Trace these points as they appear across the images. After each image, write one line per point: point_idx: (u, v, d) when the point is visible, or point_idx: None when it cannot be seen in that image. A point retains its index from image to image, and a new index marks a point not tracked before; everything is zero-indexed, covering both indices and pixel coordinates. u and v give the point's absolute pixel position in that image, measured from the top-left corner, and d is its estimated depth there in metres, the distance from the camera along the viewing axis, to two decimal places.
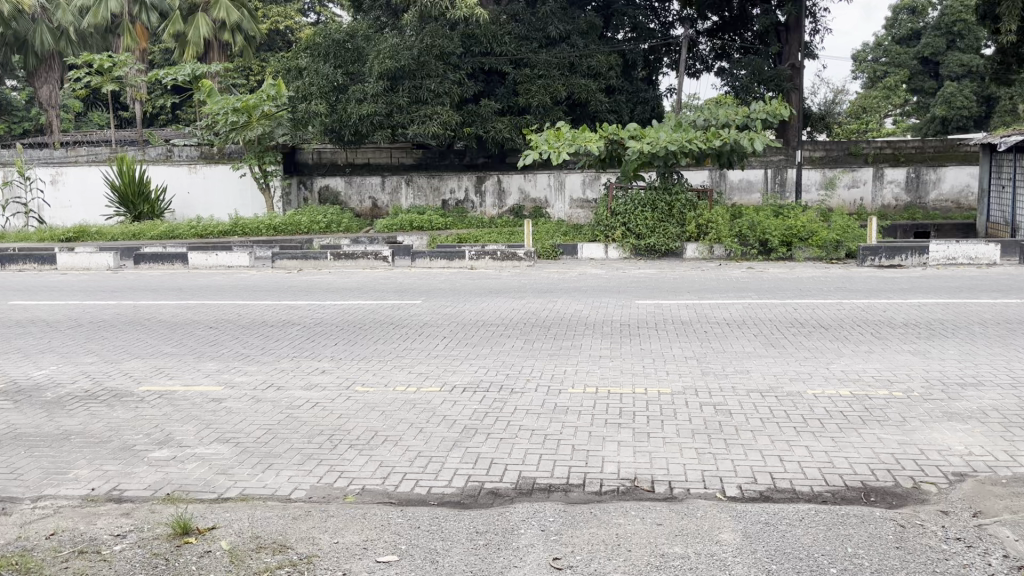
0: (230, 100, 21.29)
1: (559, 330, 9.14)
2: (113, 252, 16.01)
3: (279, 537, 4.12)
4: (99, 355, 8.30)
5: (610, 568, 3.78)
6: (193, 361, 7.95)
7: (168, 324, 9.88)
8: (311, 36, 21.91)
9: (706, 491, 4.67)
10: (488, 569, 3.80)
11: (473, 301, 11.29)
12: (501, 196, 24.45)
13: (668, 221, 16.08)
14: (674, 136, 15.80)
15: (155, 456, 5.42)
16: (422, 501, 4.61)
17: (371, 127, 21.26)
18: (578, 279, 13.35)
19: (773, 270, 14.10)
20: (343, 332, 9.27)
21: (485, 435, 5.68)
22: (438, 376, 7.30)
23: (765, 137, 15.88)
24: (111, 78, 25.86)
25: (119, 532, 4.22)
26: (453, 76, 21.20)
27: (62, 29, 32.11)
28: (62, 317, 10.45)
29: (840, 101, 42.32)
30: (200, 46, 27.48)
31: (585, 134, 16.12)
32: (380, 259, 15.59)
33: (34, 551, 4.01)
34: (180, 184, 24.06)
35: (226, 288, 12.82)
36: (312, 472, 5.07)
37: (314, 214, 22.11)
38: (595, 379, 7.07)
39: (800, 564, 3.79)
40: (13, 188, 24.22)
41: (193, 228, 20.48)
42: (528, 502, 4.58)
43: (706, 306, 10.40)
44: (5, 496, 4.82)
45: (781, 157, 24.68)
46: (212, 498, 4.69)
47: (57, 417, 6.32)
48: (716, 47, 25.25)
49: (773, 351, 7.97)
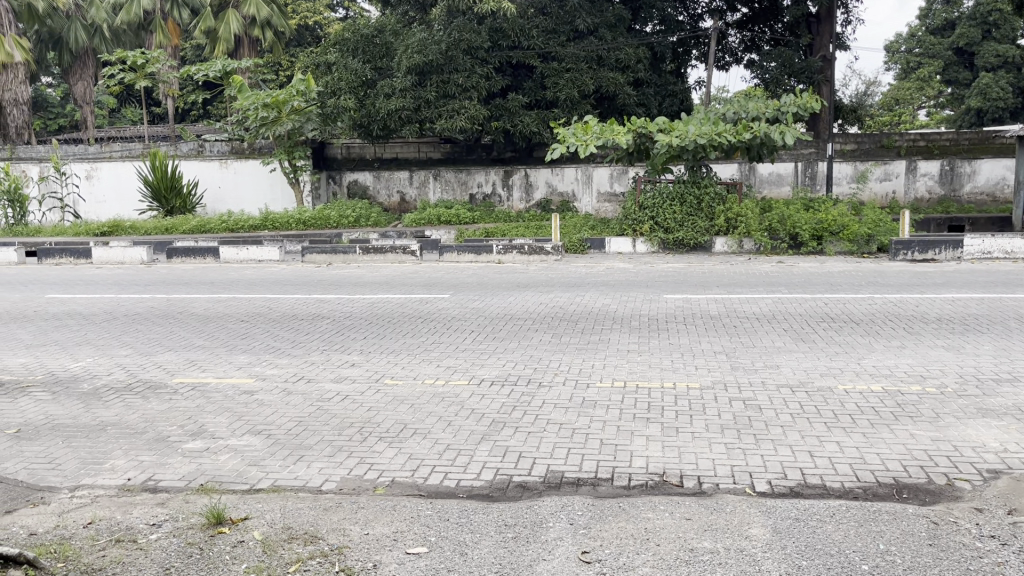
0: (261, 96, 21.45)
1: (587, 324, 9.12)
2: (146, 247, 16.26)
3: (310, 528, 4.17)
4: (134, 348, 8.44)
5: (639, 562, 3.78)
6: (225, 354, 8.06)
7: (200, 317, 10.01)
8: (340, 32, 21.99)
9: (735, 486, 4.65)
10: (517, 562, 3.81)
11: (499, 295, 11.28)
12: (528, 190, 24.45)
13: (697, 215, 16.00)
14: (703, 128, 15.68)
15: (189, 447, 5.51)
16: (451, 494, 4.65)
17: (399, 123, 21.38)
18: (606, 273, 13.32)
19: (804, 265, 13.94)
20: (373, 326, 9.33)
21: (513, 429, 5.69)
22: (466, 370, 7.33)
23: (795, 130, 15.73)
24: (144, 75, 26.24)
25: (154, 521, 4.29)
26: (481, 70, 21.21)
27: (95, 26, 32.04)
28: (97, 311, 10.62)
29: (872, 93, 41.99)
30: (230, 41, 27.67)
31: (613, 127, 16.11)
32: (408, 254, 15.64)
33: (72, 539, 4.09)
34: (212, 179, 24.42)
35: (257, 282, 12.97)
36: (342, 464, 5.12)
37: (343, 208, 22.22)
38: (623, 373, 7.06)
39: (832, 560, 3.76)
40: (49, 183, 24.67)
41: (224, 222, 20.70)
42: (556, 495, 4.59)
43: (735, 301, 10.33)
44: (43, 485, 4.92)
45: (812, 149, 24.40)
46: (244, 489, 4.76)
47: (94, 408, 6.44)
48: (746, 39, 25.00)
49: (803, 346, 7.90)
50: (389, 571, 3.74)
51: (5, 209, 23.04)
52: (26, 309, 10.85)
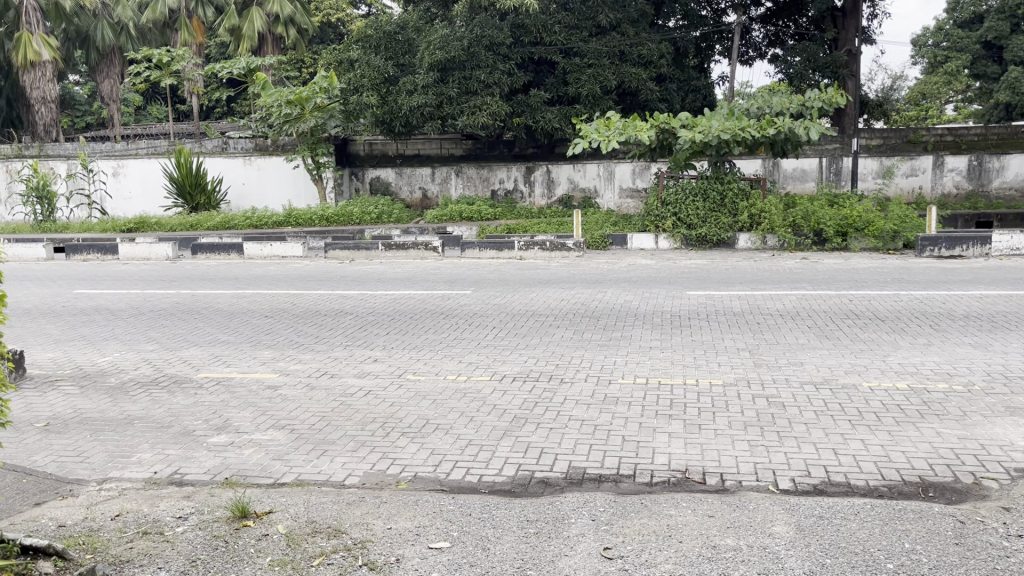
0: (284, 93, 21.62)
1: (609, 321, 9.10)
2: (171, 242, 16.45)
3: (334, 522, 4.20)
4: (159, 343, 8.53)
5: (661, 559, 3.77)
6: (249, 349, 8.13)
7: (225, 312, 10.12)
8: (363, 28, 22.03)
9: (759, 483, 4.63)
10: (539, 557, 3.82)
11: (521, 291, 11.29)
12: (550, 186, 24.41)
13: (720, 210, 15.90)
14: (727, 124, 15.55)
15: (214, 441, 5.56)
16: (473, 489, 4.66)
17: (421, 119, 21.38)
18: (629, 269, 13.28)
19: (828, 261, 13.82)
20: (395, 322, 9.39)
21: (535, 424, 5.70)
22: (488, 365, 7.34)
23: (820, 125, 15.60)
24: (169, 73, 26.49)
25: (180, 514, 4.34)
26: (503, 66, 21.19)
27: (122, 24, 32.26)
28: (125, 306, 10.76)
29: (899, 87, 41.68)
30: (254, 39, 27.84)
31: (635, 123, 16.01)
32: (430, 250, 15.71)
33: (100, 531, 4.14)
34: (236, 175, 24.60)
35: (281, 278, 13.06)
36: (365, 459, 5.15)
37: (366, 205, 22.30)
38: (645, 370, 7.04)
39: (856, 559, 3.73)
40: (76, 180, 24.95)
41: (248, 219, 20.87)
42: (578, 491, 4.59)
43: (759, 297, 10.24)
44: (73, 477, 5.00)
45: (837, 145, 24.19)
46: (268, 483, 4.80)
47: (121, 402, 6.53)
48: (770, 33, 24.78)
49: (827, 343, 7.84)
50: (412, 565, 3.76)
51: (34, 205, 23.34)
52: (55, 305, 11.00)
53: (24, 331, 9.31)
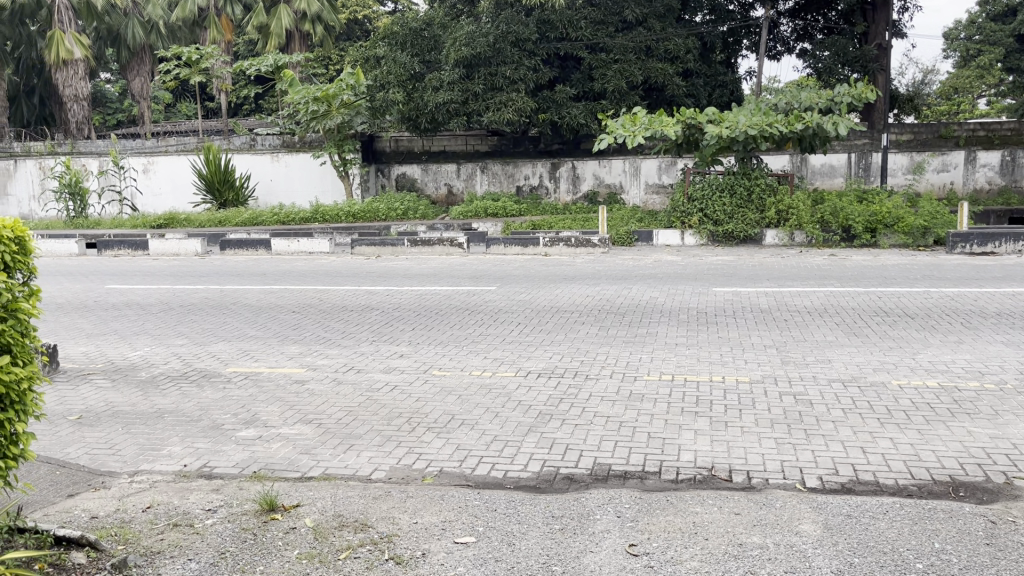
0: (311, 90, 21.81)
1: (635, 317, 9.07)
2: (200, 238, 16.63)
3: (360, 516, 4.24)
4: (189, 338, 8.64)
5: (687, 556, 3.76)
6: (277, 345, 8.19)
7: (253, 308, 10.21)
8: (389, 25, 22.07)
9: (785, 482, 4.60)
10: (564, 553, 3.82)
11: (547, 288, 11.28)
12: (575, 182, 24.34)
13: (747, 206, 15.77)
14: (754, 119, 15.44)
15: (242, 435, 5.63)
16: (499, 485, 4.68)
17: (447, 115, 21.42)
18: (655, 266, 13.23)
19: (857, 258, 13.67)
20: (421, 317, 9.43)
21: (560, 421, 5.71)
22: (513, 361, 7.36)
23: (849, 120, 15.42)
24: (198, 70, 26.75)
25: (209, 506, 4.40)
26: (529, 62, 21.15)
27: (152, 23, 32.54)
28: (155, 301, 10.89)
29: (930, 81, 41.09)
30: (282, 37, 28.04)
31: (661, 118, 15.89)
32: (456, 246, 15.74)
33: (132, 523, 4.21)
34: (264, 172, 24.85)
35: (309, 274, 13.14)
36: (391, 454, 5.19)
37: (391, 201, 22.41)
38: (671, 367, 7.02)
39: (884, 558, 3.70)
40: (107, 177, 25.31)
41: (276, 215, 21.07)
42: (604, 488, 4.59)
43: (787, 294, 10.16)
44: (104, 469, 5.08)
45: (867, 140, 23.82)
46: (296, 477, 4.85)
47: (151, 396, 6.62)
48: (798, 27, 24.51)
49: (856, 341, 7.75)
50: (438, 559, 3.78)
51: (67, 202, 23.70)
52: (87, 299, 11.19)
53: (57, 325, 9.46)
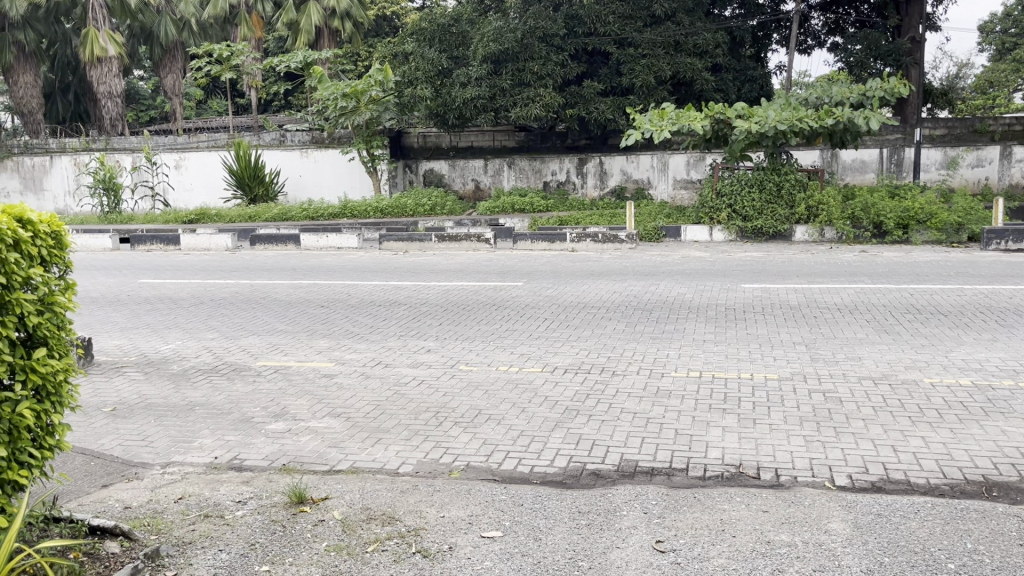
0: (340, 87, 21.98)
1: (662, 313, 9.03)
2: (230, 234, 16.81)
3: (388, 509, 4.27)
4: (219, 332, 8.75)
5: (714, 553, 3.74)
6: (305, 339, 8.26)
7: (282, 302, 10.32)
8: (417, 21, 22.11)
9: (814, 479, 4.57)
10: (591, 549, 3.82)
11: (574, 283, 11.26)
12: (602, 178, 24.26)
13: (776, 202, 15.64)
14: (784, 114, 15.26)
15: (272, 428, 5.69)
16: (525, 480, 4.68)
17: (474, 111, 21.47)
18: (682, 262, 13.14)
19: (889, 254, 13.48)
20: (448, 313, 9.46)
21: (587, 417, 5.70)
22: (539, 357, 7.36)
23: (881, 115, 15.21)
24: (229, 67, 26.97)
25: (240, 498, 4.46)
26: (557, 57, 21.08)
27: (184, 20, 32.86)
28: (186, 295, 11.04)
29: (965, 75, 40.41)
30: (311, 34, 28.21)
31: (689, 113, 15.80)
32: (483, 242, 15.78)
33: (164, 513, 4.28)
34: (293, 168, 25.12)
35: (337, 269, 13.24)
36: (419, 448, 5.22)
37: (419, 197, 22.47)
38: (698, 363, 6.98)
39: (916, 558, 3.66)
40: (141, 172, 25.84)
41: (305, 210, 21.27)
42: (630, 484, 4.58)
43: (816, 291, 10.06)
44: (137, 460, 5.17)
45: (899, 135, 23.48)
46: (324, 470, 4.90)
47: (183, 388, 6.72)
48: (830, 21, 24.19)
49: (887, 338, 7.66)
50: (465, 553, 3.80)
51: (101, 197, 24.06)
52: (120, 293, 11.37)
53: (92, 319, 9.63)
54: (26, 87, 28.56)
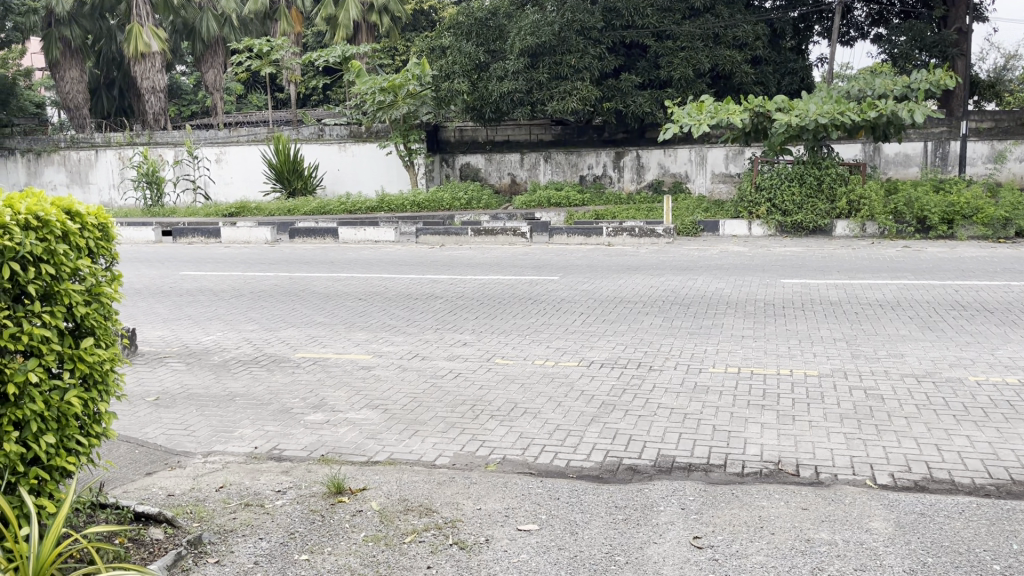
0: (378, 81, 22.20)
1: (700, 308, 8.95)
2: (270, 227, 17.01)
3: (425, 500, 4.30)
4: (259, 323, 8.86)
5: (753, 550, 3.71)
6: (343, 331, 8.35)
7: (321, 295, 10.42)
8: (455, 15, 22.12)
9: (855, 478, 4.50)
10: (628, 544, 3.81)
11: (610, 278, 11.22)
12: (639, 171, 24.09)
13: (817, 196, 15.42)
14: (825, 107, 15.02)
15: (311, 419, 5.75)
16: (561, 474, 4.68)
17: (511, 105, 21.44)
18: (720, 256, 13.02)
19: (933, 249, 13.24)
20: (485, 306, 9.48)
21: (624, 411, 5.68)
22: (576, 351, 7.35)
23: (926, 107, 14.95)
24: (269, 61, 27.23)
25: (279, 488, 4.52)
26: (595, 50, 20.94)
27: (225, 16, 33.15)
28: (227, 287, 11.21)
29: (1013, 67, 39.40)
30: (349, 28, 28.28)
31: (728, 106, 15.57)
32: (519, 235, 15.77)
33: (206, 501, 4.35)
34: (331, 162, 25.39)
35: (374, 262, 13.33)
36: (455, 440, 5.24)
37: (456, 190, 22.54)
38: (736, 359, 6.91)
39: (960, 559, 3.59)
40: (182, 166, 26.18)
41: (343, 204, 21.50)
42: (667, 479, 4.56)
43: (857, 287, 9.88)
44: (180, 449, 5.26)
45: (944, 128, 22.94)
46: (362, 461, 4.94)
47: (224, 379, 6.82)
48: (873, 12, 23.70)
49: (931, 335, 7.50)
50: (501, 546, 3.82)
51: (144, 190, 24.46)
52: (163, 285, 11.58)
53: (136, 310, 9.81)
54: (72, 82, 29.13)
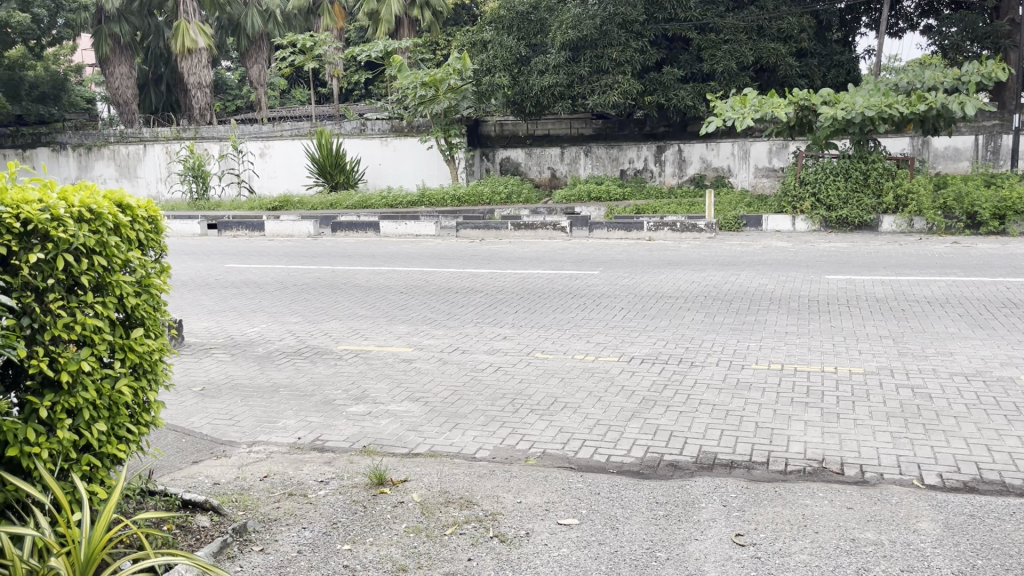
0: (419, 76, 22.37)
1: (742, 304, 8.84)
2: (313, 220, 17.20)
3: (465, 493, 4.32)
4: (302, 316, 8.97)
5: (796, 549, 3.66)
6: (385, 324, 8.42)
7: (362, 288, 10.50)
8: (496, 9, 22.06)
9: (902, 477, 4.42)
10: (668, 540, 3.79)
11: (651, 273, 11.15)
12: (681, 165, 23.87)
13: (863, 191, 15.20)
14: (872, 100, 14.71)
15: (353, 410, 5.81)
16: (602, 468, 4.67)
17: (552, 99, 21.41)
18: (764, 252, 12.84)
19: (983, 246, 12.92)
20: (525, 300, 9.49)
21: (665, 407, 5.65)
22: (616, 346, 7.32)
23: (977, 100, 14.57)
24: (312, 56, 27.44)
25: (322, 478, 4.58)
26: (637, 44, 20.73)
27: (270, 12, 33.50)
28: (270, 280, 11.36)
29: None
30: (391, 22, 28.43)
31: (772, 100, 15.33)
32: (559, 230, 15.72)
33: (251, 490, 4.42)
34: (373, 157, 25.63)
35: (414, 256, 13.39)
36: (495, 434, 5.25)
37: (496, 184, 22.47)
38: (780, 356, 6.82)
39: (1011, 561, 3.51)
40: (227, 160, 26.60)
41: (385, 198, 21.65)
42: (709, 476, 4.53)
43: (904, 283, 9.71)
44: (225, 439, 5.35)
45: (996, 122, 22.39)
46: (403, 452, 4.98)
47: (268, 370, 6.93)
48: (923, 3, 23.15)
49: (980, 333, 7.34)
50: (541, 540, 3.82)
51: (190, 184, 24.85)
52: (209, 277, 11.77)
53: (183, 302, 9.99)
54: (121, 78, 29.67)
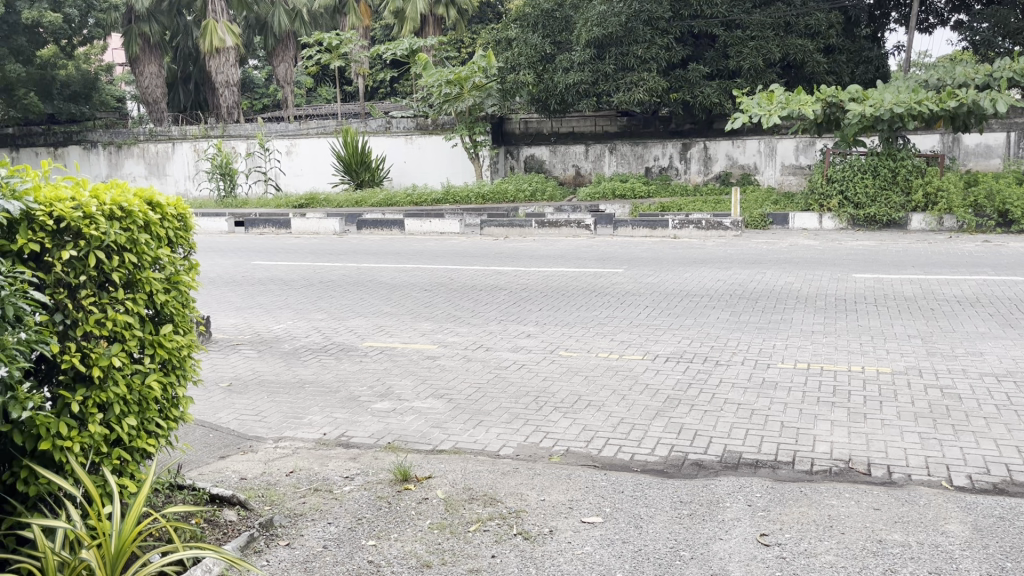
0: (444, 74, 22.48)
1: (768, 303, 8.76)
2: (338, 218, 17.32)
3: (489, 490, 4.33)
4: (328, 313, 9.04)
5: (822, 549, 3.64)
6: (409, 321, 8.46)
7: (387, 285, 10.55)
8: (521, 7, 22.08)
9: (930, 478, 4.37)
10: (692, 540, 3.78)
11: (676, 270, 11.10)
12: (707, 163, 23.76)
13: (891, 188, 15.03)
14: (902, 97, 14.55)
15: (377, 407, 5.85)
16: (625, 467, 4.66)
17: (576, 97, 21.37)
18: (791, 250, 12.74)
19: (1014, 244, 12.72)
20: (548, 298, 9.48)
21: (689, 406, 5.63)
22: (640, 345, 7.29)
23: (1009, 96, 14.33)
24: (338, 55, 27.55)
25: (347, 474, 4.61)
26: (662, 40, 20.56)
27: (297, 11, 33.72)
28: (296, 277, 11.44)
29: None
30: (416, 20, 28.48)
31: (799, 97, 15.17)
32: (583, 228, 15.68)
33: (277, 485, 4.47)
34: (398, 154, 25.74)
35: (438, 254, 13.44)
36: (519, 431, 5.26)
37: (520, 182, 22.43)
38: (806, 355, 6.76)
39: None
40: (254, 157, 26.84)
41: (409, 195, 21.80)
42: (733, 475, 4.51)
43: (934, 282, 9.59)
44: (252, 434, 5.41)
45: None
46: (427, 449, 5.01)
47: (294, 366, 6.99)
48: None
49: (1012, 333, 7.22)
50: (564, 537, 3.82)
51: (218, 181, 25.07)
52: (236, 274, 11.88)
53: (211, 298, 10.09)
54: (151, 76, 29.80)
